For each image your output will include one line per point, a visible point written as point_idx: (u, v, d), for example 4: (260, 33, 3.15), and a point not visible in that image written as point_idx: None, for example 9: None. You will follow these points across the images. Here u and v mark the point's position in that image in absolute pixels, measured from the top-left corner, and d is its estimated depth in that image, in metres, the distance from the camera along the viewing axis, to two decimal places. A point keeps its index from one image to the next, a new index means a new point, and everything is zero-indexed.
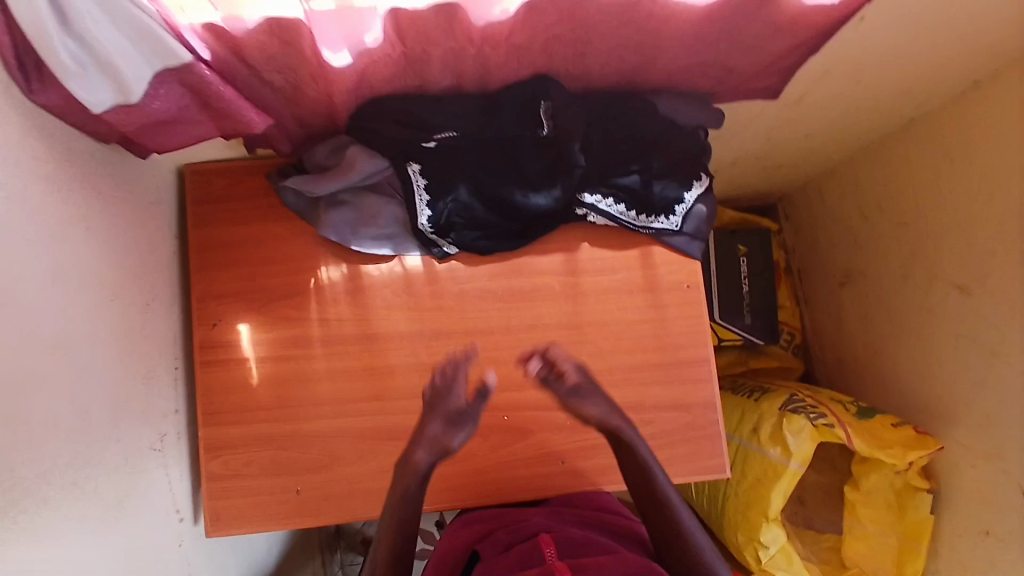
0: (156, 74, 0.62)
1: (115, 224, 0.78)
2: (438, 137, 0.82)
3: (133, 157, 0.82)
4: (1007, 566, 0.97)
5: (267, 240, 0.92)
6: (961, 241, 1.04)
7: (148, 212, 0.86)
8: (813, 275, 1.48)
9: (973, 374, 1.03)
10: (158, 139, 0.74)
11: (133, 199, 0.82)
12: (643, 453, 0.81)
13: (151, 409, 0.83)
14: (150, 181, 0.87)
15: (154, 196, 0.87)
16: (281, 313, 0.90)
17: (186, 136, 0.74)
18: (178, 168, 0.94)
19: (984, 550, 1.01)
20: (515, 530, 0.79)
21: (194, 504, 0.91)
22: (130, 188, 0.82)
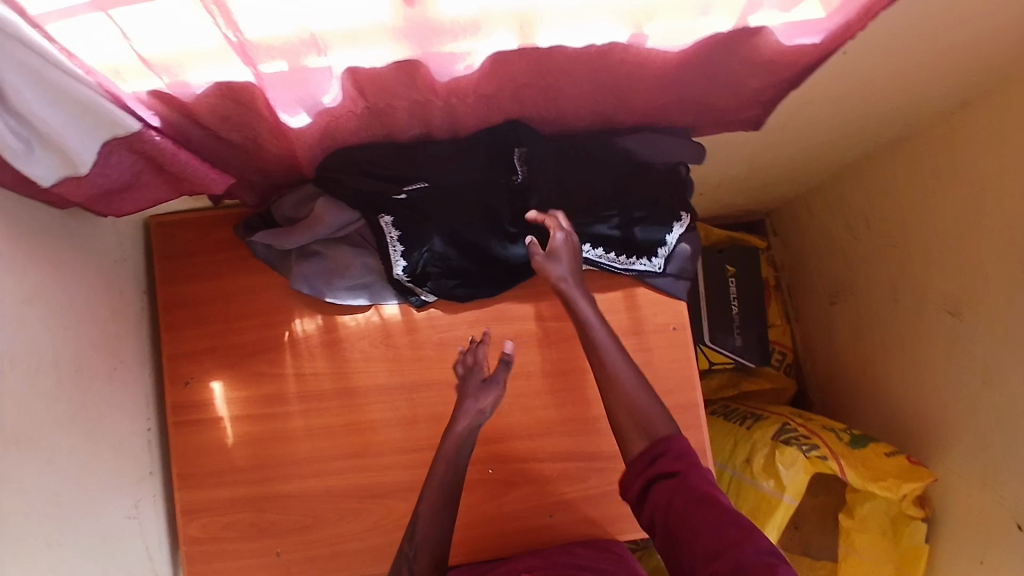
0: (103, 143, 0.59)
1: (78, 290, 0.75)
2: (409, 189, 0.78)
3: (94, 218, 0.79)
4: None
5: (239, 293, 0.89)
6: (952, 263, 1.02)
7: (113, 270, 0.83)
8: (802, 292, 1.46)
9: (968, 400, 1.01)
10: (116, 206, 0.71)
11: (96, 260, 0.79)
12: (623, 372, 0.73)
13: (124, 475, 0.81)
14: (115, 239, 0.84)
15: (119, 254, 0.84)
16: (255, 369, 0.87)
17: (143, 199, 0.71)
18: (144, 222, 0.90)
19: None
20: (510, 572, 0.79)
21: (173, 569, 0.88)
22: (93, 251, 0.79)
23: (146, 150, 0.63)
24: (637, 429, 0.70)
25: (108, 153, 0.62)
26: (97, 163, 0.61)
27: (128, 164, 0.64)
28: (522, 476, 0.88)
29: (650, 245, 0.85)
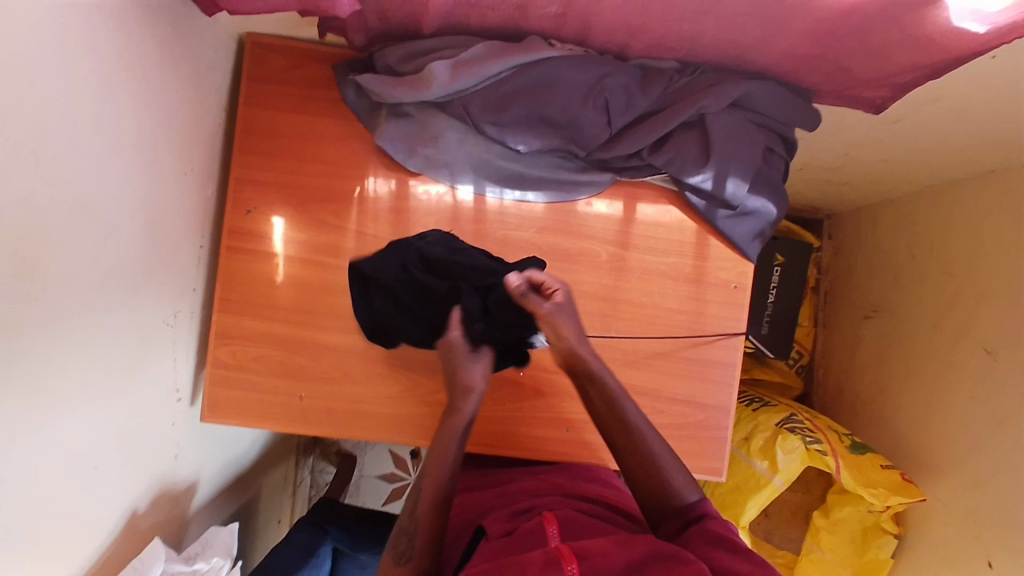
0: None
1: (168, 84, 0.73)
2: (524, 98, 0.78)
3: (199, 13, 0.76)
4: None
5: (319, 135, 0.87)
6: (1002, 303, 1.00)
7: (202, 76, 0.80)
8: (839, 301, 1.46)
9: (976, 435, 1.01)
10: (234, 1, 0.69)
11: (189, 58, 0.76)
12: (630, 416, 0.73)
13: (170, 282, 0.80)
14: (210, 44, 0.81)
15: (211, 60, 0.82)
16: (318, 215, 0.87)
17: (262, 3, 0.69)
18: (239, 37, 0.87)
19: None
20: (519, 514, 0.71)
21: (193, 387, 0.89)
22: (189, 47, 0.76)
23: None
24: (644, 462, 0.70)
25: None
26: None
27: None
28: (550, 387, 0.90)
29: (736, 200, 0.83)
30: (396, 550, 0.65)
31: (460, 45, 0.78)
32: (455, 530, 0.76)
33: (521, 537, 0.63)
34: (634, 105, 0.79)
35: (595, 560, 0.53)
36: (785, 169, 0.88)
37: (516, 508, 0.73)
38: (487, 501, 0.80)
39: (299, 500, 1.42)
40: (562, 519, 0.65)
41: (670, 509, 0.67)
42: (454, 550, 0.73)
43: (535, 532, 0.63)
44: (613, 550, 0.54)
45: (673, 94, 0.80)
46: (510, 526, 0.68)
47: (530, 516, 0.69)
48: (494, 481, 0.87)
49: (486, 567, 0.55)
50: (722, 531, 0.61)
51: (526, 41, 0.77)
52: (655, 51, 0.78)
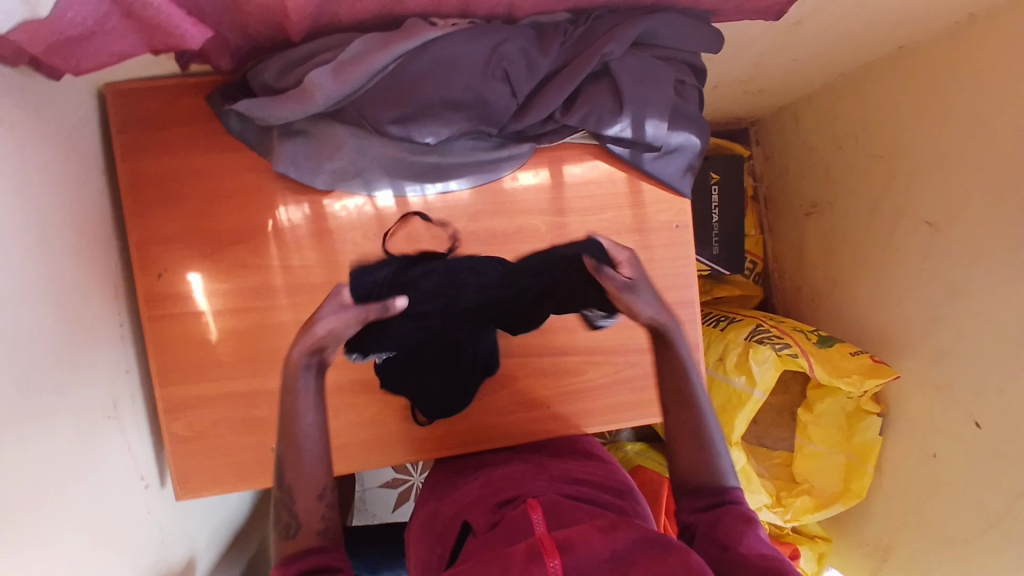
0: None
1: (34, 165, 0.65)
2: (417, 92, 0.72)
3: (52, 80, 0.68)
4: (949, 486, 1.05)
5: (215, 174, 0.80)
6: (935, 176, 1.03)
7: (68, 145, 0.72)
8: (780, 205, 1.48)
9: (933, 306, 1.06)
10: (76, 55, 0.61)
11: (51, 128, 0.68)
12: (693, 379, 0.82)
13: (98, 373, 0.75)
14: (68, 106, 0.72)
15: (75, 123, 0.73)
16: (237, 260, 0.81)
17: (109, 50, 0.62)
18: (98, 89, 0.78)
19: (928, 470, 1.09)
20: (505, 500, 0.70)
21: (159, 467, 0.85)
22: (47, 117, 0.68)
23: None
24: (693, 469, 0.75)
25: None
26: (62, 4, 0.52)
27: (96, 7, 0.55)
28: (522, 370, 0.89)
29: (660, 142, 0.82)
30: (284, 523, 0.72)
31: (338, 44, 0.72)
32: (437, 524, 0.74)
33: (506, 529, 0.62)
34: (537, 69, 0.75)
35: (578, 551, 0.54)
36: (700, 97, 0.86)
37: (501, 495, 0.71)
38: (470, 490, 0.76)
39: None
40: (546, 505, 0.65)
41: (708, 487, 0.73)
42: (441, 544, 0.71)
43: (521, 522, 0.62)
44: (596, 537, 0.55)
45: (573, 47, 0.76)
46: (495, 517, 0.67)
47: (516, 503, 0.68)
48: (479, 466, 0.84)
49: (469, 566, 0.55)
50: (741, 510, 0.68)
51: (407, 25, 0.70)
52: (544, 6, 0.74)
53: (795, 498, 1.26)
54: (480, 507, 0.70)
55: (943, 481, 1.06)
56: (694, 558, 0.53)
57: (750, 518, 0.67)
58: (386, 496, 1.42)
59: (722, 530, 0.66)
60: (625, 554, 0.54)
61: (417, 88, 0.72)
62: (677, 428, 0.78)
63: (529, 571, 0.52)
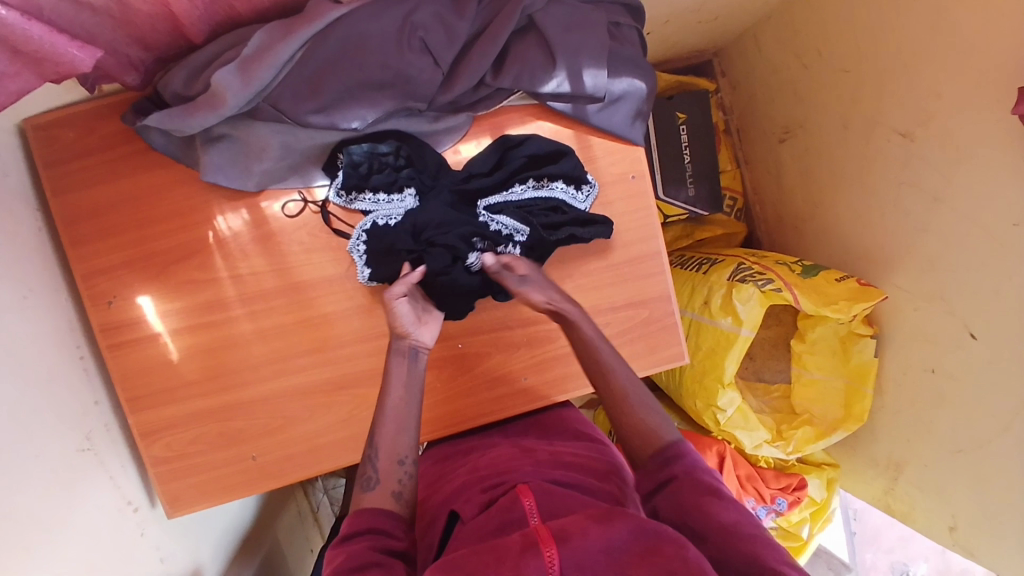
0: None
1: None
2: (332, 79, 0.69)
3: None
4: (951, 397, 1.03)
5: (148, 193, 0.78)
6: (905, 82, 0.98)
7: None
8: (752, 135, 1.43)
9: (915, 219, 1.02)
10: None
11: None
12: (603, 355, 0.77)
13: (66, 411, 0.74)
14: None
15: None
16: (186, 277, 0.79)
17: (4, 93, 0.56)
18: (18, 126, 0.74)
19: (928, 384, 1.08)
20: (492, 483, 0.69)
21: (147, 490, 0.85)
22: None
23: None
24: (643, 439, 0.72)
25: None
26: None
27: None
28: (494, 347, 0.87)
29: (602, 91, 0.77)
30: (365, 475, 0.68)
31: (241, 38, 0.68)
32: (427, 513, 0.74)
33: (498, 515, 0.61)
34: (455, 33, 0.71)
35: (576, 540, 0.52)
36: (640, 37, 0.82)
37: (489, 478, 0.70)
38: (459, 476, 0.75)
39: (324, 522, 1.43)
40: (537, 489, 0.64)
41: (654, 453, 0.70)
42: (430, 532, 0.70)
43: (513, 508, 0.61)
44: (592, 526, 0.53)
45: (491, 5, 0.73)
46: (485, 502, 0.66)
47: (505, 487, 0.66)
48: (460, 455, 0.83)
49: (461, 552, 0.54)
50: (702, 480, 0.65)
51: (309, 8, 0.67)
52: None
53: (796, 430, 1.24)
54: (467, 495, 0.68)
55: (945, 393, 1.04)
56: (689, 552, 0.52)
57: (718, 492, 0.64)
58: None
59: (687, 508, 0.63)
60: (621, 545, 0.53)
61: (332, 74, 0.69)
62: (611, 397, 0.76)
63: (524, 560, 0.51)
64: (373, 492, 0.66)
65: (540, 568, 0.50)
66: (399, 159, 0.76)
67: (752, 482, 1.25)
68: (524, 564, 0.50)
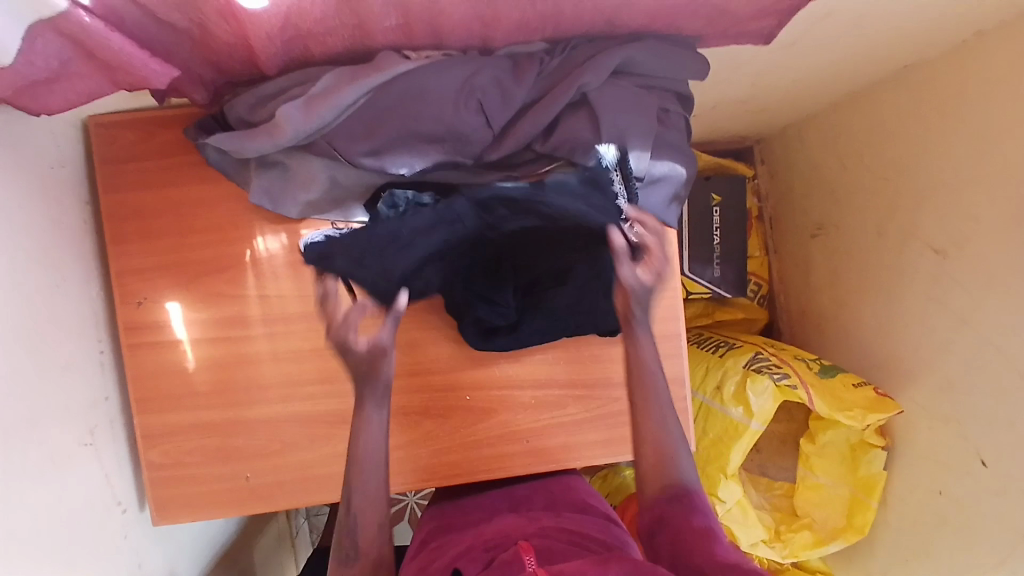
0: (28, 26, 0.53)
1: (14, 199, 0.66)
2: (387, 128, 0.72)
3: (30, 116, 0.67)
4: (958, 525, 0.99)
5: (194, 204, 0.81)
6: (943, 200, 0.98)
7: (52, 177, 0.73)
8: (785, 226, 1.44)
9: (938, 336, 1.01)
10: (45, 99, 0.63)
11: (35, 161, 0.69)
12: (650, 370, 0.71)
13: (75, 401, 0.75)
14: (52, 139, 0.73)
15: (58, 157, 0.74)
16: (214, 289, 0.81)
17: (74, 91, 0.62)
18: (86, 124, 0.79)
19: (935, 508, 1.04)
20: (495, 546, 0.69)
21: (137, 492, 0.85)
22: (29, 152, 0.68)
23: (66, 29, 0.54)
24: (655, 473, 0.69)
25: (30, 33, 0.54)
26: (20, 42, 0.54)
27: (53, 48, 0.56)
28: (501, 404, 0.87)
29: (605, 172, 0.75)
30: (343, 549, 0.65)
31: (310, 77, 0.72)
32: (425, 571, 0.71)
33: (497, 567, 0.61)
34: (511, 100, 0.73)
35: None
36: (687, 125, 0.84)
37: (493, 542, 0.70)
38: (462, 541, 0.74)
39: (302, 550, 1.40)
40: (537, 548, 0.64)
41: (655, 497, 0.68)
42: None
43: (512, 561, 0.61)
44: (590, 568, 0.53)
45: (548, 78, 0.75)
46: (487, 561, 0.65)
47: (507, 546, 0.67)
48: (467, 523, 0.81)
49: None
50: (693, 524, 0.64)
51: (379, 58, 0.70)
52: (519, 36, 0.72)
53: (795, 533, 1.20)
54: (470, 556, 0.67)
55: (952, 519, 1.00)
56: None
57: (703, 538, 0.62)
58: None
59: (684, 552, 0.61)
60: None
61: (386, 123, 0.72)
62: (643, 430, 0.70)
63: None
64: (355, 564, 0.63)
65: None
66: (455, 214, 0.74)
67: None
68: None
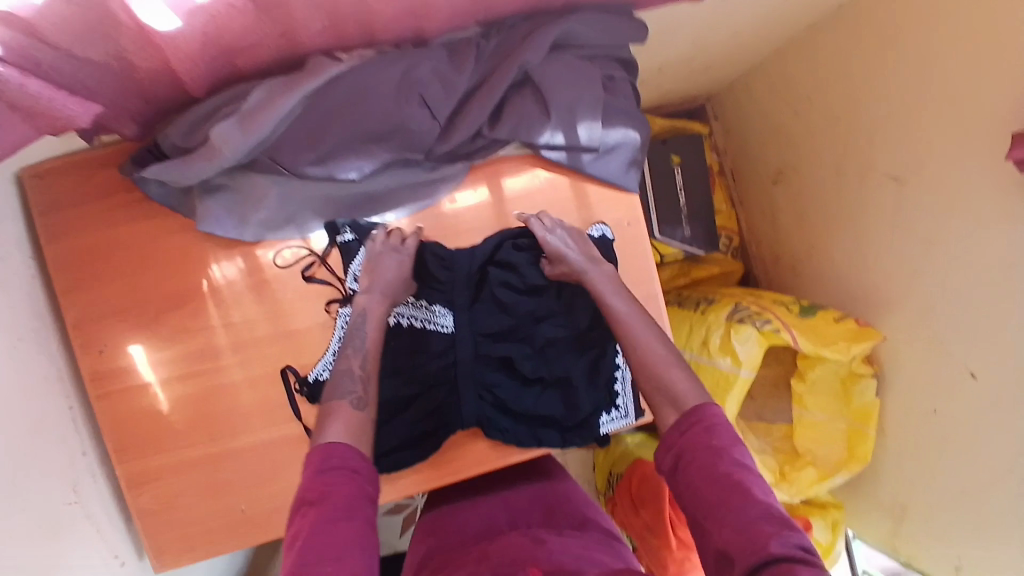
0: None
1: None
2: (330, 136, 0.71)
3: None
4: (955, 442, 1.02)
5: (145, 241, 0.79)
6: (895, 125, 1.00)
7: None
8: (747, 176, 1.44)
9: (908, 260, 1.03)
10: None
11: None
12: (634, 331, 0.75)
13: (53, 461, 0.72)
14: None
15: None
16: (178, 325, 0.79)
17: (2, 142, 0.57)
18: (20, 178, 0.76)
19: (929, 427, 1.07)
20: (503, 569, 0.68)
21: (133, 541, 0.83)
22: None
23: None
24: (670, 404, 0.69)
25: None
26: None
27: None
28: None
29: (579, 146, 0.79)
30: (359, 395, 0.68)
31: (241, 93, 0.69)
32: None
33: None
34: (453, 87, 0.72)
35: None
36: (634, 90, 0.83)
37: (500, 564, 0.69)
38: (466, 561, 0.74)
39: None
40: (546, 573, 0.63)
41: (672, 422, 0.68)
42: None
43: None
44: None
45: (489, 60, 0.74)
46: None
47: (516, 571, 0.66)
48: (467, 542, 0.81)
49: None
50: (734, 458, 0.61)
51: (312, 63, 0.67)
52: (453, 24, 0.70)
53: (800, 472, 1.22)
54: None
55: (946, 436, 1.03)
56: None
57: (742, 482, 0.59)
58: (391, 521, 1.40)
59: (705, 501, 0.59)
60: None
61: (327, 132, 0.71)
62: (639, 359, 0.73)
63: None
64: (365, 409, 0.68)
65: None
66: (445, 343, 0.81)
67: None
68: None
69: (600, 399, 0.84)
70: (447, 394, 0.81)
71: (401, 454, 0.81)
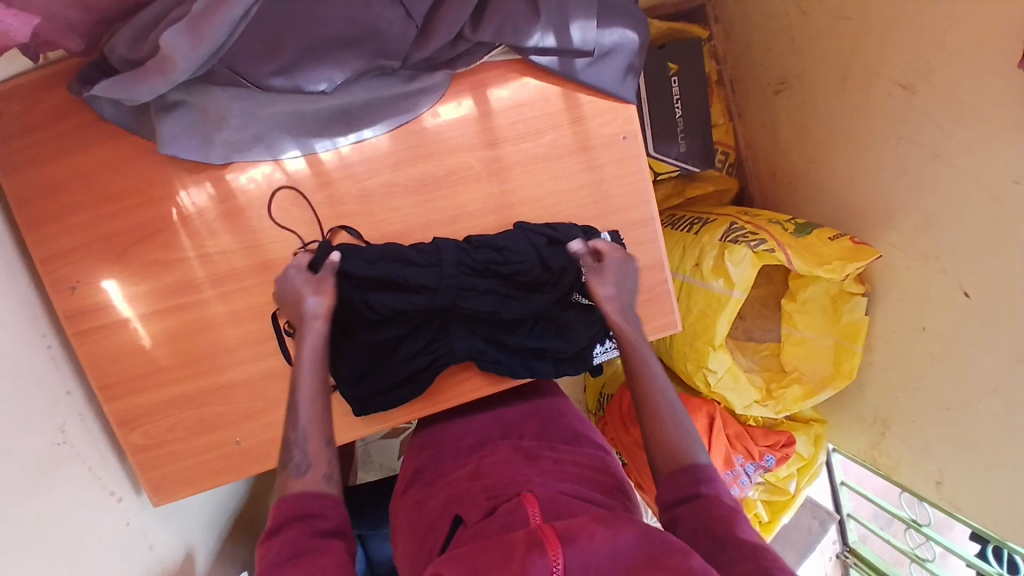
0: None
1: None
2: (296, 38, 0.65)
3: None
4: (943, 357, 1.03)
5: (103, 167, 0.72)
6: (905, 26, 0.93)
7: None
8: (747, 86, 1.36)
9: (912, 172, 0.99)
10: None
11: None
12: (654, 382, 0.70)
13: (38, 403, 0.69)
14: None
15: None
16: (149, 258, 0.74)
17: None
18: None
19: (919, 344, 1.07)
20: (497, 492, 0.67)
21: (129, 478, 0.82)
22: None
23: None
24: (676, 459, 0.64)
25: None
26: None
27: None
28: None
29: (572, 50, 0.73)
30: (297, 459, 0.60)
31: None
32: (425, 517, 0.71)
33: (502, 518, 0.60)
34: None
35: (581, 544, 0.51)
36: None
37: (494, 486, 0.68)
38: (459, 479, 0.73)
39: None
40: (542, 500, 0.63)
41: (682, 467, 0.62)
42: (430, 539, 0.68)
43: (517, 512, 0.60)
44: (598, 529, 0.52)
45: None
46: (491, 508, 0.64)
47: (510, 495, 0.65)
48: (460, 456, 0.80)
49: (469, 547, 0.53)
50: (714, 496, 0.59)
51: None
52: None
53: (786, 389, 1.23)
54: (471, 502, 0.67)
55: (935, 352, 1.04)
56: (695, 561, 0.50)
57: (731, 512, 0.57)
58: (389, 445, 1.42)
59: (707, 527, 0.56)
60: (626, 552, 0.52)
61: (294, 33, 0.65)
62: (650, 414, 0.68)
63: (530, 559, 0.49)
64: (306, 476, 0.60)
65: (546, 567, 0.49)
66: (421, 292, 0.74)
67: (740, 439, 1.27)
68: (529, 562, 0.49)
69: (595, 332, 0.82)
70: (436, 328, 0.78)
71: (395, 395, 0.79)
